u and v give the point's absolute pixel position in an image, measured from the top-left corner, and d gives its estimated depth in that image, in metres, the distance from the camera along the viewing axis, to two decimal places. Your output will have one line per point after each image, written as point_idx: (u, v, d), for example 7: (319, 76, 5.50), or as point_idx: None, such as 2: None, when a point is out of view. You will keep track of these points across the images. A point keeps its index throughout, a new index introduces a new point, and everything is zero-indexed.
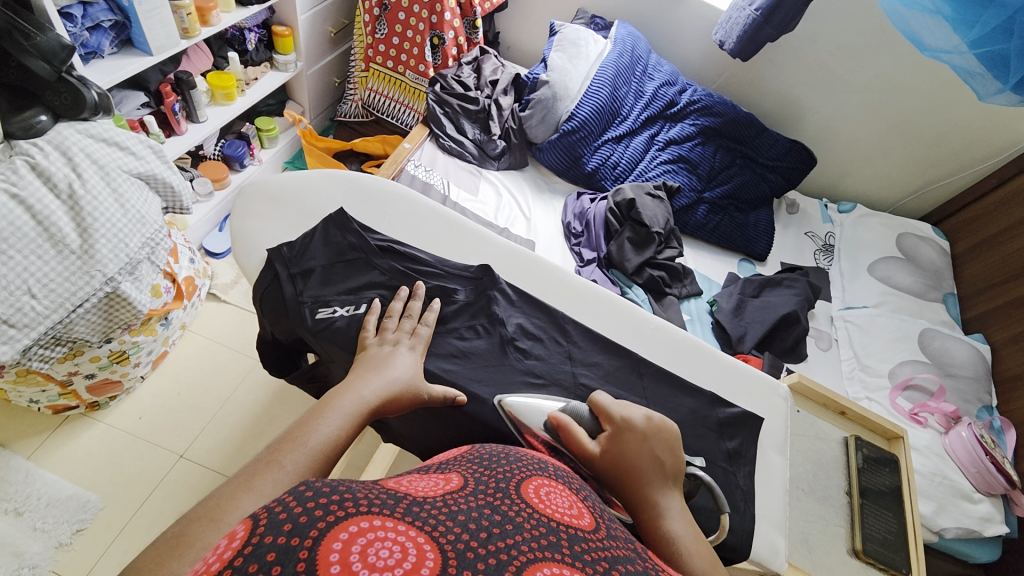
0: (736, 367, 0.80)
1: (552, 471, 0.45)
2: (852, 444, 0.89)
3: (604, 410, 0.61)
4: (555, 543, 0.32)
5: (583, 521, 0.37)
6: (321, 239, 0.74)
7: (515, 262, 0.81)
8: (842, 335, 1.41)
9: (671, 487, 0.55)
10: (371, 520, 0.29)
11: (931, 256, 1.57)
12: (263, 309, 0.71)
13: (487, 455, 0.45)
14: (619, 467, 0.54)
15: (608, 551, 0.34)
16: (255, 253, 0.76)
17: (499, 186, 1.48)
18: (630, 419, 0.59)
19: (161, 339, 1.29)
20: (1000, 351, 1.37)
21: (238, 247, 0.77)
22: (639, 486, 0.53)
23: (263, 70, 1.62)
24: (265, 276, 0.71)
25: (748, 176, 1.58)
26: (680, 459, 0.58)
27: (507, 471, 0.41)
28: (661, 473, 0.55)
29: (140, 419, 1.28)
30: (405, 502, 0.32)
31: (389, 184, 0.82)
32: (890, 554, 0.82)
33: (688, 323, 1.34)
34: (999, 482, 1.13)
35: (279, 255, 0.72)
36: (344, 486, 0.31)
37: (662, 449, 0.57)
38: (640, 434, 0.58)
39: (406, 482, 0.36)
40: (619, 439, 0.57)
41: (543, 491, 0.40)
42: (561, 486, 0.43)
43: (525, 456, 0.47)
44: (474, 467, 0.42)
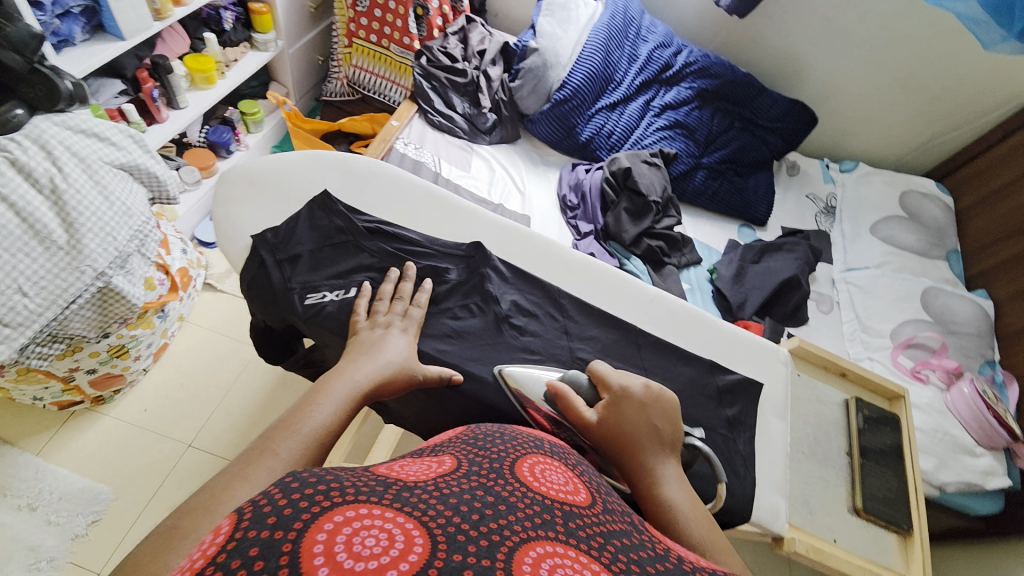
0: (736, 335, 0.79)
1: (548, 448, 0.46)
2: (853, 405, 0.87)
3: (602, 378, 0.61)
4: (549, 521, 0.33)
5: (579, 497, 0.39)
6: (307, 224, 0.72)
7: (507, 238, 0.78)
8: (843, 297, 1.40)
9: (668, 454, 0.55)
10: (361, 508, 0.29)
11: (934, 213, 1.54)
12: (252, 297, 0.70)
13: (482, 434, 0.45)
14: (615, 439, 0.54)
15: (603, 526, 0.35)
16: (240, 239, 0.72)
17: (492, 161, 1.45)
18: (628, 388, 0.59)
19: (160, 332, 1.30)
20: (1004, 306, 1.36)
21: (220, 234, 0.73)
22: (635, 456, 0.53)
23: (242, 50, 1.57)
24: (252, 264, 0.70)
25: (746, 139, 1.54)
26: (679, 426, 0.58)
27: (501, 450, 0.41)
28: (659, 440, 0.55)
29: (146, 411, 1.30)
30: (395, 487, 0.32)
31: (376, 163, 0.78)
32: (891, 511, 0.81)
33: (688, 293, 1.33)
34: (1000, 436, 1.14)
35: (264, 241, 0.70)
36: (333, 475, 0.31)
37: (660, 417, 0.57)
38: (637, 403, 0.58)
39: (398, 467, 0.36)
40: (616, 407, 0.57)
41: (538, 469, 0.40)
42: (557, 463, 0.44)
43: (521, 433, 0.47)
44: (468, 448, 0.42)
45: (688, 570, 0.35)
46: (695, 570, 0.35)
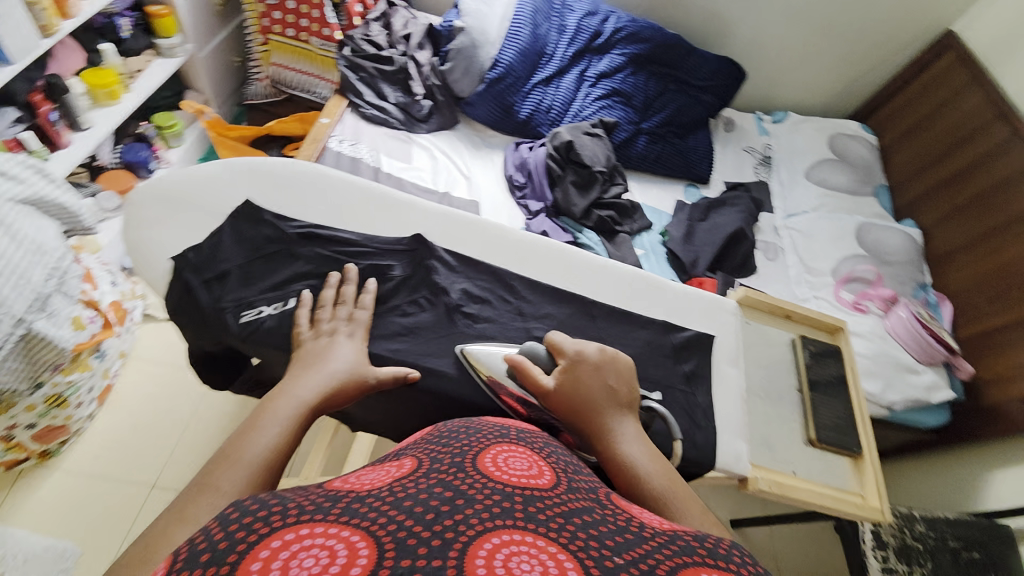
0: (686, 293, 0.81)
1: (514, 435, 0.49)
2: (799, 343, 0.88)
3: (558, 346, 0.62)
4: (508, 508, 0.35)
5: (543, 480, 0.41)
6: (232, 238, 0.68)
7: (451, 226, 0.76)
8: (787, 243, 1.46)
9: (627, 412, 0.57)
10: (309, 526, 0.30)
11: (860, 152, 1.63)
12: (182, 323, 0.66)
13: (446, 432, 0.47)
14: (575, 402, 0.55)
15: (563, 506, 0.38)
16: (159, 263, 0.68)
17: (433, 149, 1.41)
18: (583, 352, 0.61)
19: (101, 373, 1.22)
20: (931, 232, 1.46)
21: (136, 262, 0.68)
22: (595, 417, 0.54)
23: (147, 59, 1.46)
24: (176, 288, 0.66)
25: (682, 100, 1.57)
26: (635, 385, 0.60)
27: (464, 446, 0.44)
28: (617, 400, 0.57)
29: (99, 459, 1.22)
30: (344, 501, 0.33)
31: (300, 164, 0.74)
32: (843, 437, 0.82)
33: (643, 258, 1.35)
34: (938, 350, 1.24)
35: (186, 262, 0.66)
36: (278, 498, 0.32)
37: (615, 378, 0.59)
38: (593, 366, 0.59)
39: (355, 478, 0.38)
40: (573, 371, 0.58)
41: (502, 458, 0.43)
42: (522, 449, 0.46)
43: (487, 424, 0.50)
44: (430, 448, 0.44)
45: (647, 539, 0.37)
46: (654, 537, 0.38)
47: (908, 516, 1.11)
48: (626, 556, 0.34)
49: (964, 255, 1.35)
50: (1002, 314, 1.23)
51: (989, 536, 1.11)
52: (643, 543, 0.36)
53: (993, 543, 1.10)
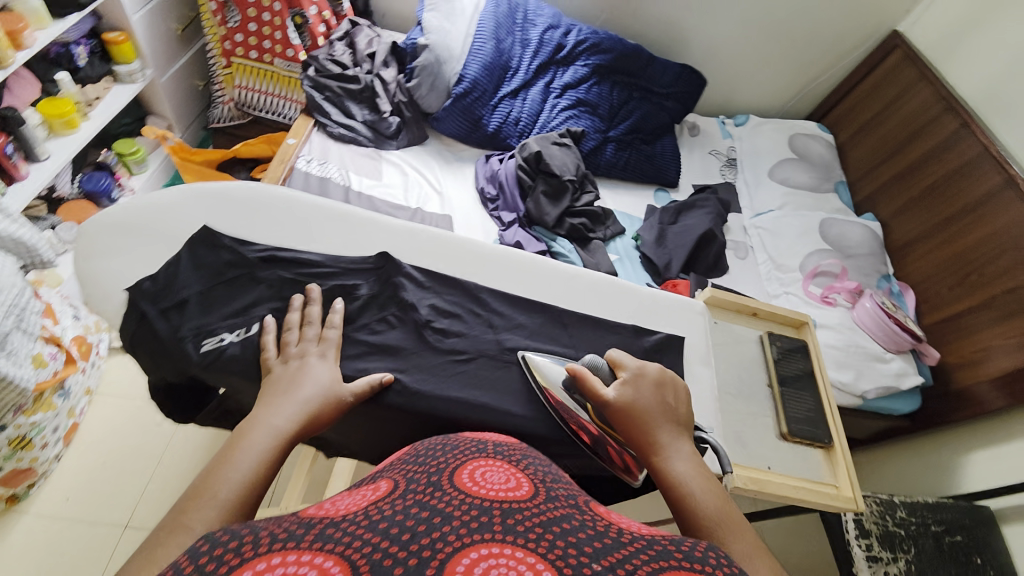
0: (655, 296, 0.83)
1: (491, 449, 0.50)
2: (767, 339, 0.89)
3: (619, 362, 0.66)
4: (486, 523, 0.36)
5: (521, 492, 0.42)
6: (189, 264, 0.66)
7: (420, 242, 0.76)
8: (755, 242, 1.50)
9: (683, 431, 0.59)
10: (283, 555, 0.31)
11: (819, 150, 1.69)
12: (139, 356, 0.64)
13: (424, 450, 0.49)
14: (633, 413, 0.59)
15: (542, 516, 0.38)
16: (112, 296, 0.65)
17: (403, 165, 1.41)
18: (644, 370, 0.64)
19: (66, 412, 1.18)
20: (890, 223, 1.52)
21: (87, 295, 0.65)
22: (651, 429, 0.58)
23: (105, 87, 1.42)
24: (131, 320, 0.64)
25: (646, 108, 1.61)
26: (689, 410, 0.63)
27: (441, 464, 0.45)
28: (673, 419, 0.60)
29: (69, 501, 1.17)
30: (318, 528, 0.34)
31: (257, 186, 0.73)
32: (813, 429, 0.84)
33: (618, 263, 1.37)
34: (904, 338, 1.27)
35: (141, 292, 0.64)
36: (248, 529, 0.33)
37: (672, 397, 0.62)
38: (652, 382, 0.63)
39: (331, 504, 0.39)
40: (633, 385, 0.62)
41: (478, 473, 0.44)
42: (499, 462, 0.48)
43: (464, 439, 0.52)
44: (408, 468, 0.46)
45: (626, 544, 0.37)
46: (633, 542, 0.37)
47: (889, 502, 1.14)
48: (604, 562, 0.34)
49: (924, 243, 1.41)
50: (964, 299, 1.28)
51: (972, 520, 1.14)
52: (621, 547, 0.36)
53: (977, 527, 1.14)
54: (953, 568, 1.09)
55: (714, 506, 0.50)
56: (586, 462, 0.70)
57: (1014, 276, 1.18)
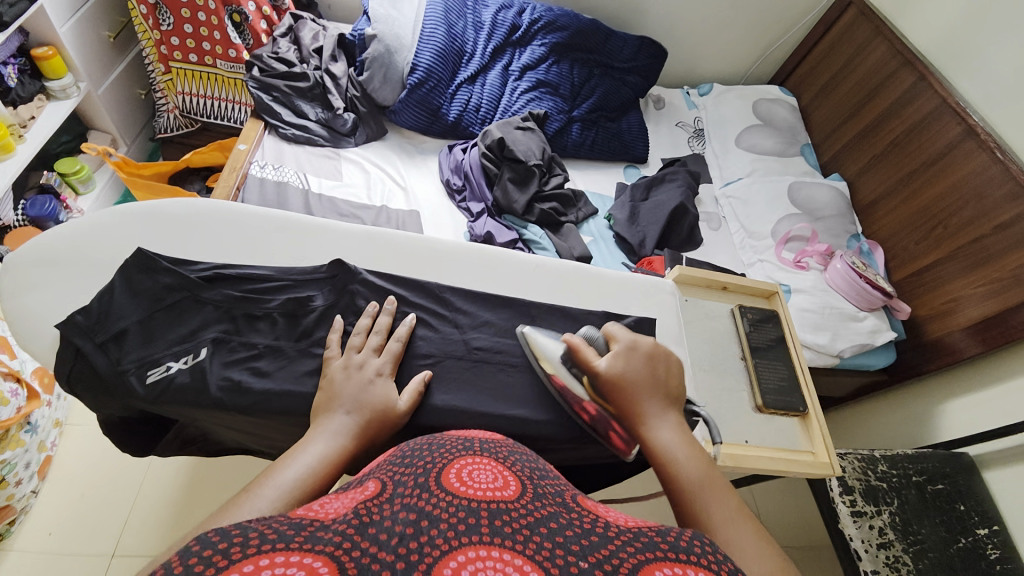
0: (622, 279, 0.82)
1: (479, 447, 0.48)
2: (738, 312, 0.89)
3: (613, 335, 0.67)
4: (473, 526, 0.35)
5: (508, 491, 0.40)
6: (125, 290, 0.62)
7: (375, 246, 0.74)
8: (727, 212, 1.51)
9: (673, 401, 0.61)
10: (273, 555, 0.28)
11: (783, 114, 1.69)
12: (78, 393, 0.60)
13: (411, 451, 0.46)
14: (623, 385, 0.60)
15: (529, 515, 0.37)
16: (42, 334, 0.61)
17: (363, 163, 1.37)
18: (637, 342, 0.65)
19: (37, 446, 1.13)
20: (855, 182, 1.53)
21: (16, 333, 0.61)
22: (641, 399, 0.59)
23: (39, 105, 1.33)
24: (66, 357, 0.59)
25: (609, 84, 1.58)
26: (682, 379, 0.64)
27: (428, 464, 0.43)
28: (663, 392, 0.61)
29: (53, 535, 1.13)
30: (309, 528, 0.32)
31: (195, 202, 0.70)
32: (788, 398, 0.84)
33: (592, 245, 1.36)
34: (876, 296, 1.29)
35: (74, 327, 0.59)
36: (238, 526, 0.30)
37: (664, 370, 0.63)
38: (644, 354, 0.64)
39: (317, 506, 0.36)
40: (625, 357, 0.63)
41: (465, 472, 0.42)
42: (487, 460, 0.46)
43: (450, 438, 0.49)
44: (394, 468, 0.43)
45: (612, 539, 0.36)
46: (619, 535, 0.37)
47: (870, 458, 1.17)
48: (590, 559, 0.33)
49: (889, 200, 1.42)
50: (931, 252, 1.30)
51: (953, 468, 1.18)
52: (608, 543, 0.35)
53: (958, 474, 1.18)
54: (937, 516, 1.13)
55: (698, 474, 0.53)
56: (565, 454, 0.70)
57: (979, 225, 1.20)
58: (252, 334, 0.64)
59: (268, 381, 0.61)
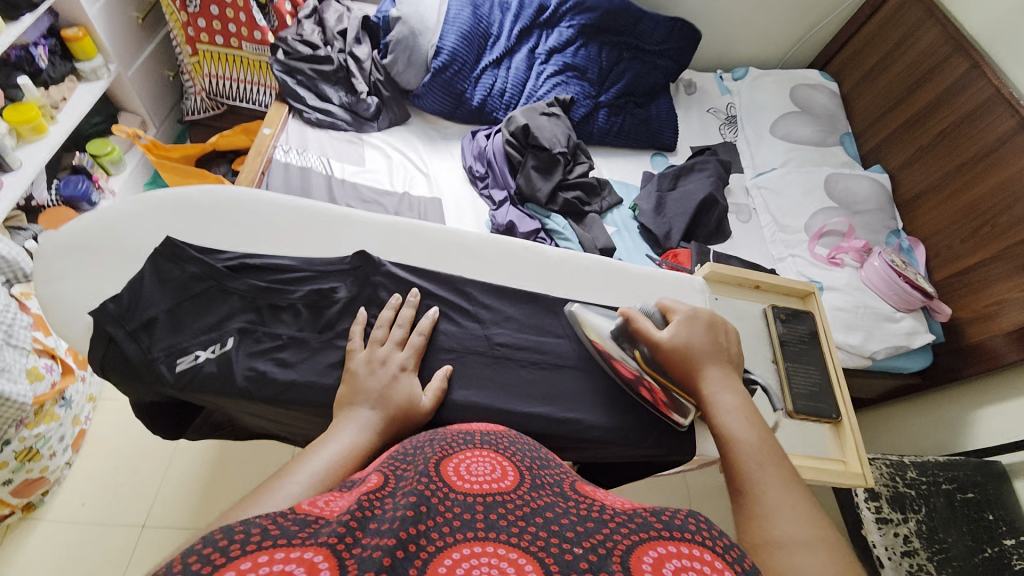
0: (650, 276, 0.80)
1: (479, 440, 0.47)
2: (771, 313, 0.86)
3: (670, 308, 0.66)
4: (468, 521, 0.34)
5: (504, 483, 0.39)
6: (154, 279, 0.63)
7: (399, 238, 0.73)
8: (758, 203, 1.45)
9: (734, 370, 0.62)
10: (272, 552, 0.27)
11: (823, 101, 1.61)
12: (111, 378, 0.61)
13: (411, 447, 0.45)
14: (686, 356, 0.61)
15: (525, 507, 0.36)
16: (76, 320, 0.62)
17: (386, 148, 1.35)
18: (696, 312, 0.65)
19: (70, 420, 1.17)
20: (898, 175, 1.45)
21: (51, 319, 0.62)
22: (703, 366, 0.61)
23: (69, 87, 1.35)
24: (99, 343, 0.61)
25: (638, 68, 1.52)
26: (739, 348, 0.65)
27: (425, 456, 0.42)
28: (725, 360, 0.62)
29: (85, 505, 1.19)
30: (313, 525, 0.31)
31: (220, 190, 0.70)
32: (820, 405, 0.81)
33: (616, 235, 1.33)
34: (914, 297, 1.23)
35: (106, 315, 0.61)
36: (243, 521, 0.29)
37: (724, 336, 0.64)
38: (704, 322, 0.64)
39: (323, 502, 0.35)
40: (685, 327, 0.63)
41: (463, 465, 0.41)
42: (488, 453, 0.45)
43: (451, 432, 0.48)
44: (395, 462, 0.42)
45: (606, 523, 0.35)
46: (614, 518, 0.36)
47: (899, 464, 1.13)
48: (585, 543, 0.32)
49: (934, 194, 1.34)
50: (977, 252, 1.23)
51: (984, 477, 1.11)
52: (603, 528, 0.34)
53: (988, 482, 1.10)
54: (964, 525, 1.08)
55: (757, 442, 0.54)
56: (586, 452, 0.69)
57: None
58: (276, 325, 0.64)
59: (292, 372, 0.62)
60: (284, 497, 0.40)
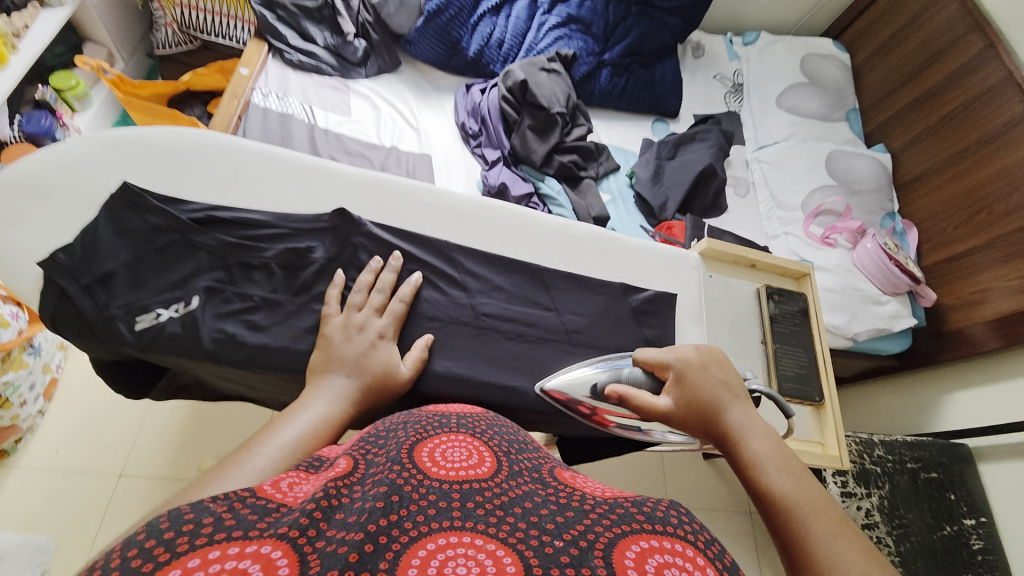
0: (645, 249, 0.78)
1: (455, 423, 0.46)
2: (764, 293, 0.85)
3: (658, 363, 0.61)
4: (444, 509, 0.32)
5: (481, 469, 0.38)
6: (112, 230, 0.59)
7: (382, 195, 0.68)
8: (757, 177, 1.41)
9: (746, 408, 0.57)
10: (226, 548, 0.26)
11: (834, 74, 1.54)
12: (63, 334, 0.58)
13: (384, 430, 0.43)
14: (696, 411, 0.56)
15: (503, 495, 0.35)
16: (22, 271, 0.57)
17: (374, 98, 1.27)
18: (685, 357, 0.60)
19: (40, 369, 1.14)
20: (900, 155, 1.42)
21: None
22: (717, 416, 0.56)
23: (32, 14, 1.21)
24: (49, 296, 0.56)
25: (646, 25, 1.42)
26: (740, 378, 0.60)
27: (400, 440, 0.40)
28: (734, 397, 0.57)
29: (59, 454, 1.17)
30: (273, 515, 0.30)
31: (184, 132, 0.63)
32: (804, 387, 0.81)
33: (610, 204, 1.29)
34: (902, 280, 1.23)
35: (57, 266, 0.56)
36: (193, 509, 0.28)
37: (722, 372, 0.59)
38: (698, 367, 0.59)
39: (285, 486, 0.34)
40: (683, 381, 0.58)
41: (438, 450, 0.40)
42: (464, 437, 0.43)
43: (426, 414, 0.46)
44: (367, 445, 0.40)
45: (588, 513, 0.33)
46: (596, 508, 0.34)
47: (868, 442, 1.16)
48: (566, 536, 0.31)
49: (934, 177, 1.32)
50: (969, 239, 1.23)
51: (949, 458, 1.17)
52: (584, 518, 0.33)
53: (953, 464, 1.16)
54: (925, 503, 1.14)
55: (790, 485, 0.47)
56: (568, 425, 0.69)
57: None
58: (247, 285, 0.60)
59: (264, 336, 0.59)
60: (252, 470, 0.38)
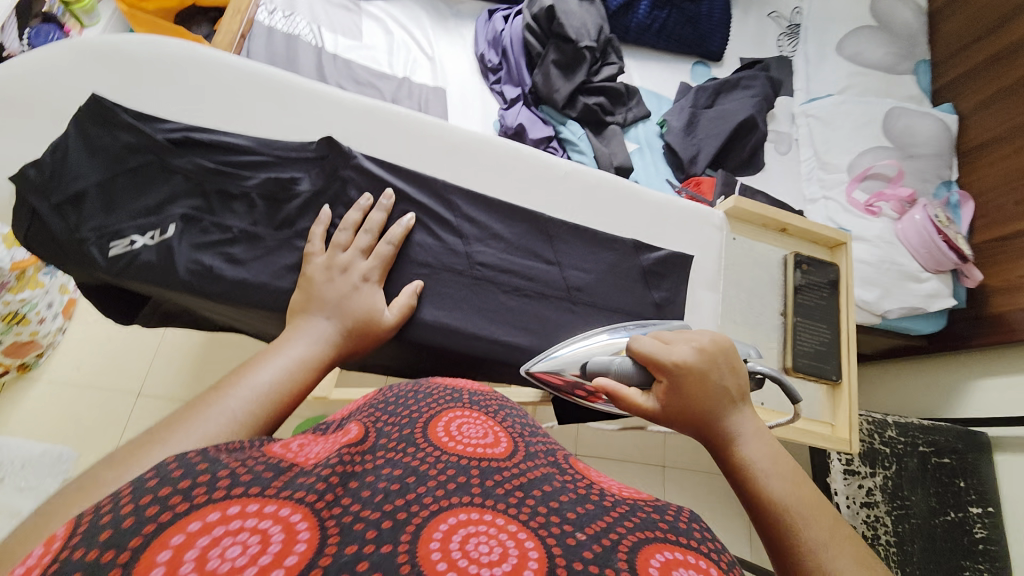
0: (663, 203, 0.72)
1: (467, 398, 0.41)
2: (791, 262, 0.78)
3: (651, 360, 0.52)
4: (464, 484, 0.30)
5: (498, 448, 0.34)
6: (83, 147, 0.56)
7: (376, 126, 0.63)
8: (802, 133, 1.28)
9: (743, 410, 0.49)
10: (244, 504, 0.25)
11: (907, 17, 1.35)
12: (39, 253, 0.56)
13: (393, 397, 0.40)
14: (684, 419, 0.49)
15: (523, 476, 0.31)
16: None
17: (387, 21, 1.17)
18: (683, 361, 0.50)
19: (57, 289, 1.16)
20: (967, 120, 1.26)
21: None
22: (710, 424, 0.48)
23: None
24: (23, 215, 0.55)
25: None
26: (744, 374, 0.52)
27: (415, 412, 0.37)
28: (732, 403, 0.49)
29: (81, 370, 1.22)
30: (289, 473, 0.28)
31: (162, 44, 0.60)
32: (822, 364, 0.76)
33: (636, 154, 1.19)
34: (948, 258, 1.13)
35: (27, 182, 0.54)
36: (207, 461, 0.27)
37: (725, 375, 0.50)
38: (697, 374, 0.50)
39: (296, 447, 0.32)
40: (676, 389, 0.50)
41: (453, 424, 0.36)
42: (477, 414, 0.39)
43: (438, 386, 0.42)
44: (379, 413, 0.38)
45: (608, 510, 0.30)
46: (616, 506, 0.31)
47: (881, 422, 1.13)
48: (588, 531, 0.28)
49: (1002, 145, 1.17)
50: None
51: (965, 445, 1.11)
52: (606, 514, 0.30)
53: (968, 452, 1.11)
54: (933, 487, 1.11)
55: (785, 492, 0.42)
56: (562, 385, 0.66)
57: None
58: (227, 216, 0.57)
59: (243, 271, 0.57)
60: (221, 414, 0.36)
